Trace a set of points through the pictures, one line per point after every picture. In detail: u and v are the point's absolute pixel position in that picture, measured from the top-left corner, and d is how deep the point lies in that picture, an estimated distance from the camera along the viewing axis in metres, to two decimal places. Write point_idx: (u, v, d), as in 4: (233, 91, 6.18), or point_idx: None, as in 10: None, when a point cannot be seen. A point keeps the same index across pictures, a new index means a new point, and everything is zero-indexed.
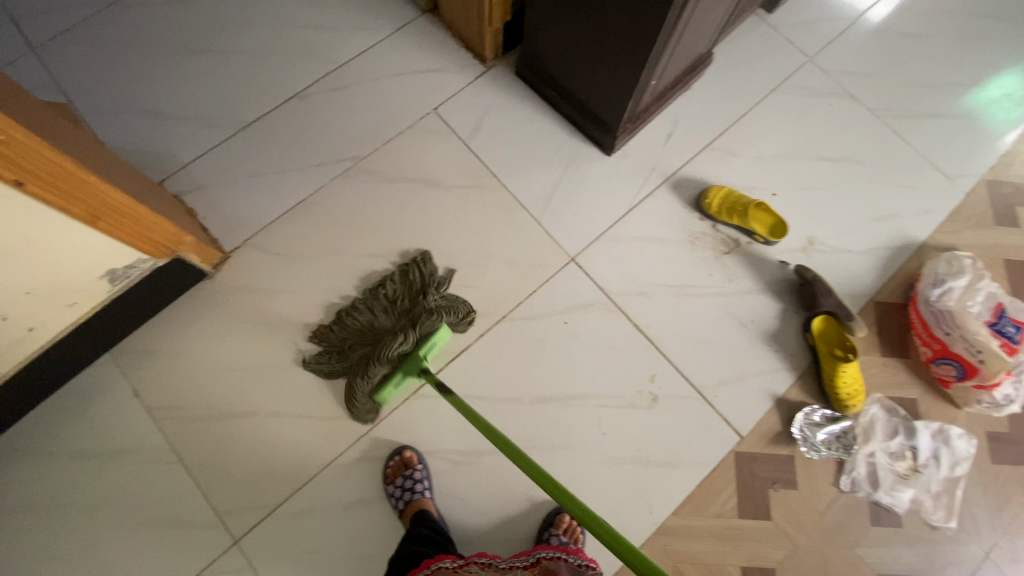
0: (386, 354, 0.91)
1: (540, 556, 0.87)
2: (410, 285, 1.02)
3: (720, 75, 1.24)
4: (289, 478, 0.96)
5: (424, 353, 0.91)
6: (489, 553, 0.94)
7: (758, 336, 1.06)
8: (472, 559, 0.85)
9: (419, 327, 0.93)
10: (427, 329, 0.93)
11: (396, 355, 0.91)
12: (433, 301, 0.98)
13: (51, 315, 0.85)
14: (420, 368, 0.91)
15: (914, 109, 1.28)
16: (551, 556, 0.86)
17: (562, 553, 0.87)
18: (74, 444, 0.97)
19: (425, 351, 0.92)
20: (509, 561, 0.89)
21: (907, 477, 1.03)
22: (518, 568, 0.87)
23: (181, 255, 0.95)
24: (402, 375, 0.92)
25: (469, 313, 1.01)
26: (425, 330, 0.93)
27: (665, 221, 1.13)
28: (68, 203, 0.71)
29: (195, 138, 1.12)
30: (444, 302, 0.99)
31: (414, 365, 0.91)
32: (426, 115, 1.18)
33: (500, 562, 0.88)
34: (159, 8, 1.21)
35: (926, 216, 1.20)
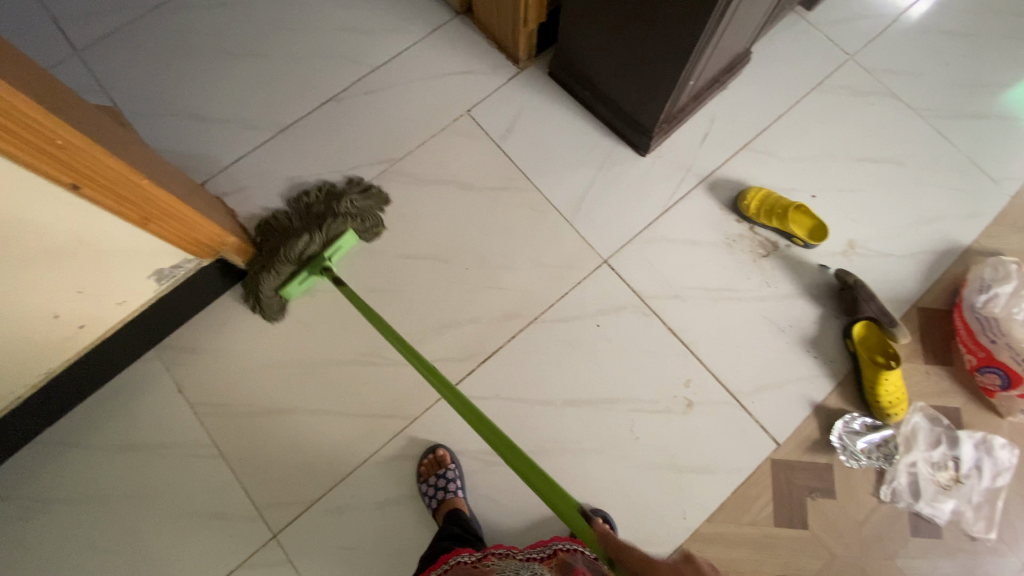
0: (291, 253, 0.95)
1: (557, 548, 0.87)
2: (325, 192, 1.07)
3: (757, 74, 1.21)
4: (325, 475, 0.98)
5: (328, 254, 0.98)
6: (506, 545, 0.94)
7: (797, 341, 1.04)
8: (489, 552, 0.86)
9: (326, 230, 0.97)
10: (334, 233, 0.98)
11: (301, 255, 0.96)
12: (345, 207, 1.01)
13: (102, 314, 0.88)
14: (322, 268, 0.97)
15: (958, 108, 1.23)
16: (568, 548, 0.85)
17: (579, 546, 0.86)
18: (122, 437, 1.00)
19: (330, 254, 0.98)
20: (526, 552, 0.89)
21: (949, 488, 1.01)
22: (535, 560, 0.86)
23: (226, 256, 0.97)
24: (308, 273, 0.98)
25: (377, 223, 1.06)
26: (332, 235, 0.98)
27: (700, 223, 1.11)
28: (120, 206, 0.73)
29: (234, 140, 1.15)
30: (357, 209, 1.03)
31: (318, 263, 0.97)
32: (459, 117, 1.18)
33: (518, 553, 0.88)
34: (198, 11, 1.23)
35: (972, 220, 1.16)
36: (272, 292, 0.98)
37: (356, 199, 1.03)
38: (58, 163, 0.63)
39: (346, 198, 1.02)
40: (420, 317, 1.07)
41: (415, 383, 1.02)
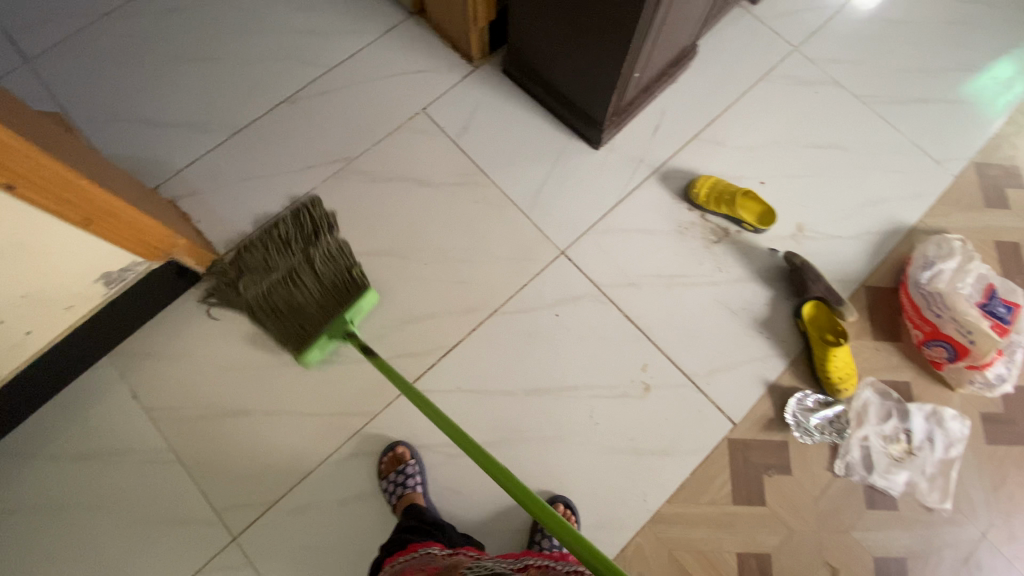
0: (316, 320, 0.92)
1: (529, 563, 0.77)
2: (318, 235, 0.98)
3: (706, 67, 1.25)
4: (285, 474, 0.97)
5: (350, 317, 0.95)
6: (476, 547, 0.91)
7: (749, 323, 1.07)
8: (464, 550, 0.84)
9: (342, 295, 0.94)
10: (346, 294, 0.95)
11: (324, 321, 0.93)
12: (337, 256, 0.96)
13: (47, 320, 0.87)
14: (346, 333, 0.94)
15: (901, 95, 1.28)
16: (540, 563, 0.77)
17: (551, 561, 0.77)
18: (77, 446, 0.98)
19: (349, 314, 0.95)
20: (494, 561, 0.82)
21: (901, 460, 1.03)
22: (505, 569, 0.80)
23: (176, 258, 0.97)
24: (328, 338, 0.95)
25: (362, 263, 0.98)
26: (347, 297, 0.95)
27: (654, 213, 1.14)
28: (60, 207, 0.72)
29: (188, 144, 1.14)
30: (343, 253, 0.97)
31: (340, 328, 0.95)
32: (415, 115, 1.19)
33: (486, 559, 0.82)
34: (150, 18, 1.23)
35: (914, 200, 1.20)
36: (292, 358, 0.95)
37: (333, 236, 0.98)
38: None
39: (325, 237, 0.98)
40: (381, 313, 1.07)
41: (375, 379, 1.02)
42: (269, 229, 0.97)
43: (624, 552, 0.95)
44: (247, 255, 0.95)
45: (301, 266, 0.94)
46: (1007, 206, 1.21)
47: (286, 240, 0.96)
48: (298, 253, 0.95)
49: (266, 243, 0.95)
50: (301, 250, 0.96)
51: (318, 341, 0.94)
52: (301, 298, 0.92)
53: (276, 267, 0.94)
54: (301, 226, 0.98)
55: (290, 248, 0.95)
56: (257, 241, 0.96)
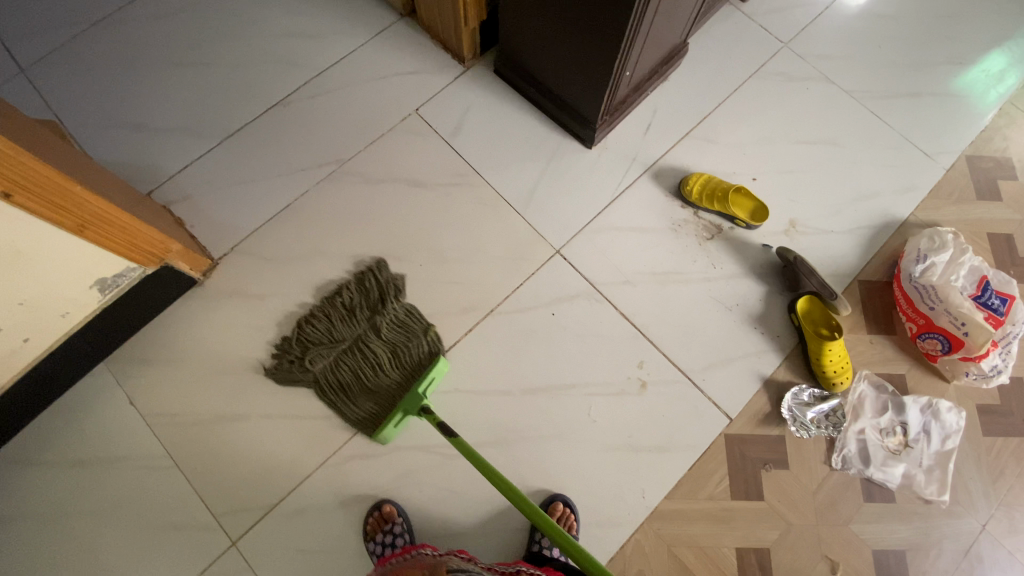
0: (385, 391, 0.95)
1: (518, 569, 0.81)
2: (378, 303, 1.05)
3: (697, 64, 1.26)
4: (284, 478, 0.97)
5: (423, 389, 0.95)
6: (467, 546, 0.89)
7: (745, 319, 1.07)
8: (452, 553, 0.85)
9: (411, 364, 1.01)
10: (413, 361, 1.01)
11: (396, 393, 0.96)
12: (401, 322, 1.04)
13: (42, 326, 0.87)
14: (421, 408, 0.93)
15: (892, 89, 1.29)
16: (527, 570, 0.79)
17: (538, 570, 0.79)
18: (75, 453, 0.98)
19: (422, 386, 0.96)
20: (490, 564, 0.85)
21: (898, 453, 1.04)
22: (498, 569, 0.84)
23: (170, 262, 0.97)
24: (402, 413, 0.95)
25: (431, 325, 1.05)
26: (415, 365, 1.01)
27: (648, 211, 1.14)
28: (55, 213, 0.73)
29: (181, 149, 1.14)
30: (408, 320, 1.05)
31: (415, 403, 0.94)
32: (408, 117, 1.19)
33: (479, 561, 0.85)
34: (142, 24, 1.23)
35: (906, 194, 1.21)
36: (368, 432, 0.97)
37: (398, 304, 1.06)
38: None
39: (391, 305, 1.05)
40: None
41: None
42: (336, 300, 1.05)
43: (623, 550, 0.95)
44: (310, 328, 1.03)
45: (367, 335, 1.02)
46: (999, 198, 1.22)
47: (351, 309, 1.04)
48: (363, 322, 1.03)
49: (334, 315, 1.04)
50: (366, 319, 1.04)
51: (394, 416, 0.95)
52: (369, 368, 1.00)
53: (343, 337, 1.02)
54: (366, 293, 1.06)
55: (355, 317, 1.04)
56: (321, 312, 1.04)
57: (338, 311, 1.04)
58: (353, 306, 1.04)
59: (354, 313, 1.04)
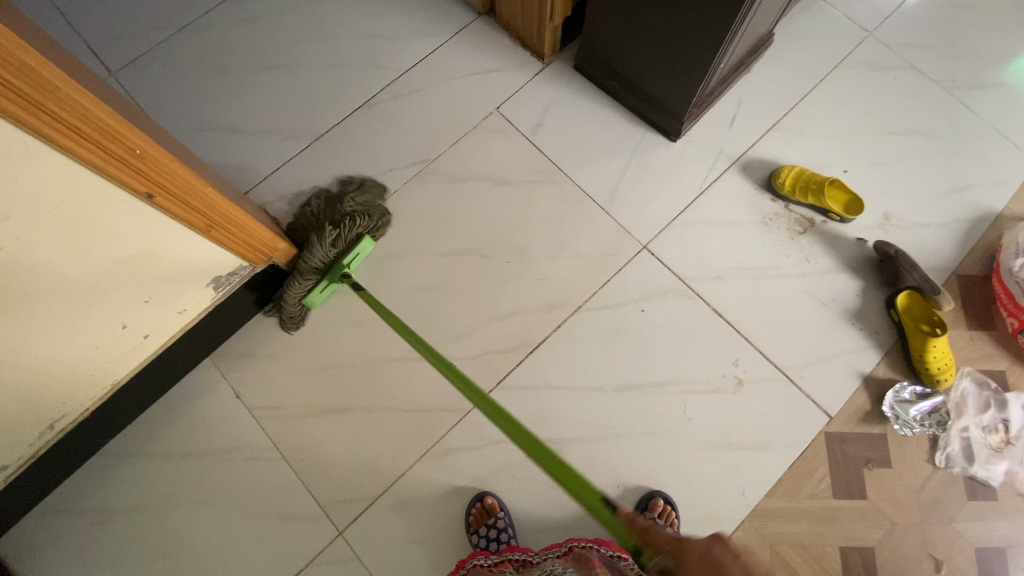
0: (310, 263, 0.97)
1: (572, 546, 0.93)
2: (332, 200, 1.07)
3: (780, 56, 1.23)
4: (387, 469, 0.99)
5: (347, 261, 1.00)
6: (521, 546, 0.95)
7: (841, 315, 1.05)
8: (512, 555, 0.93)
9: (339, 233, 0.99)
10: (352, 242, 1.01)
11: (320, 263, 0.98)
12: (350, 209, 1.04)
13: (163, 323, 0.90)
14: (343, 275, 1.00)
15: (981, 78, 1.24)
16: (583, 545, 0.92)
17: (594, 543, 0.92)
18: (185, 445, 1.02)
19: (349, 260, 1.01)
20: (542, 553, 0.94)
21: (1001, 450, 1.01)
22: (551, 559, 0.92)
23: (277, 262, 0.99)
24: (328, 282, 1.00)
25: (388, 217, 1.09)
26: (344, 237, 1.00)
27: (737, 205, 1.13)
28: (186, 213, 0.75)
29: (272, 150, 1.17)
30: (362, 209, 1.05)
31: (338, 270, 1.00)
32: (490, 115, 1.20)
33: (534, 556, 0.93)
34: (227, 27, 1.26)
35: (1001, 186, 1.17)
36: (296, 301, 1.00)
37: (356, 196, 1.08)
38: (133, 172, 0.65)
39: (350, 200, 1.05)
40: (466, 312, 1.08)
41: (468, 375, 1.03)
42: (308, 207, 1.07)
43: None
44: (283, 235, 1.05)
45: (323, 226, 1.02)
46: None
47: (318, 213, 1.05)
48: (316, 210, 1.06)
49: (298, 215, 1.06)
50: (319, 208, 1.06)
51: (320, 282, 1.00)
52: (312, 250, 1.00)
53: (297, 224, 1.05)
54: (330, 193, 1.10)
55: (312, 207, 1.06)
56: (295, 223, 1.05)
57: (305, 216, 1.05)
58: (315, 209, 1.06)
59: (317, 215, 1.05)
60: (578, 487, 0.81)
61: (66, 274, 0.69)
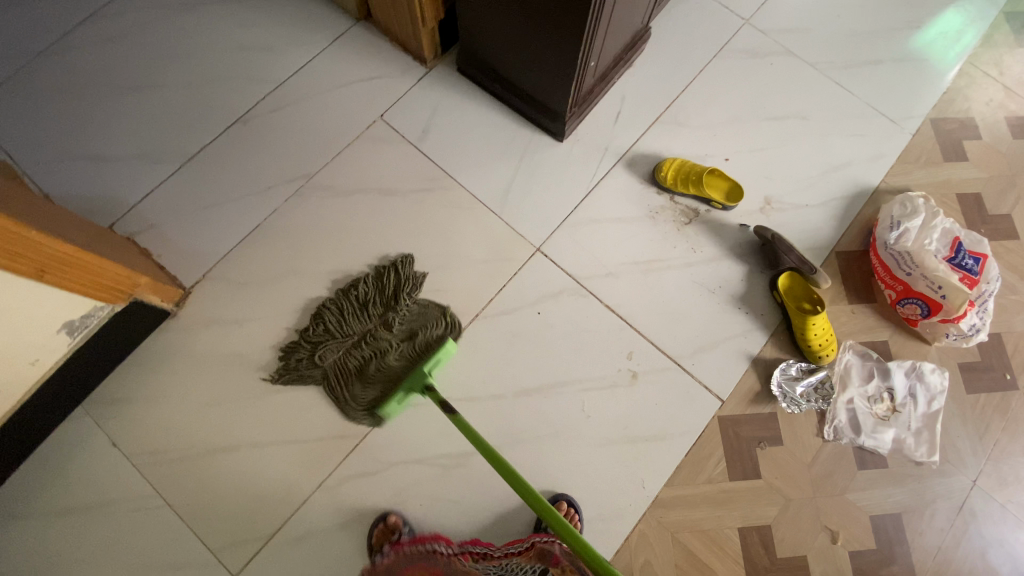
0: None
1: (534, 541, 0.92)
2: (376, 290, 1.04)
3: (661, 49, 1.25)
4: (282, 502, 0.96)
5: (428, 369, 0.95)
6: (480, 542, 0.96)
7: (729, 300, 1.08)
8: (474, 547, 0.94)
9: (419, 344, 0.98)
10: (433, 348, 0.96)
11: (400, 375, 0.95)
12: (405, 308, 1.03)
13: (11, 377, 0.83)
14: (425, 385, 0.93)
15: (854, 58, 1.29)
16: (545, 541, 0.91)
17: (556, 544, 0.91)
18: (60, 501, 0.95)
19: (430, 366, 0.96)
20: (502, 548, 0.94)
21: (887, 418, 1.05)
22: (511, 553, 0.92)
23: (139, 296, 0.94)
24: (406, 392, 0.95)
25: (448, 309, 1.06)
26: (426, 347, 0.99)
27: (625, 200, 1.14)
28: (11, 262, 0.70)
29: (141, 177, 1.10)
30: (415, 309, 1.04)
31: (420, 380, 0.94)
32: (373, 124, 1.17)
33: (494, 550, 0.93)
34: (86, 49, 1.18)
35: (876, 161, 1.21)
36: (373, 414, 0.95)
37: (410, 295, 1.05)
38: None
39: (402, 297, 1.04)
40: None
41: None
42: (348, 300, 1.03)
43: (628, 541, 0.95)
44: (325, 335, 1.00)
45: (377, 328, 1.01)
46: (964, 157, 1.24)
47: (363, 304, 1.03)
48: (375, 316, 1.02)
49: (339, 306, 1.02)
50: (378, 314, 1.02)
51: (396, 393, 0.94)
52: (377, 356, 0.98)
53: (352, 331, 1.01)
54: (381, 287, 1.05)
55: (368, 312, 1.02)
56: (338, 316, 1.02)
57: (346, 298, 1.03)
58: (362, 294, 1.03)
59: (363, 305, 1.03)
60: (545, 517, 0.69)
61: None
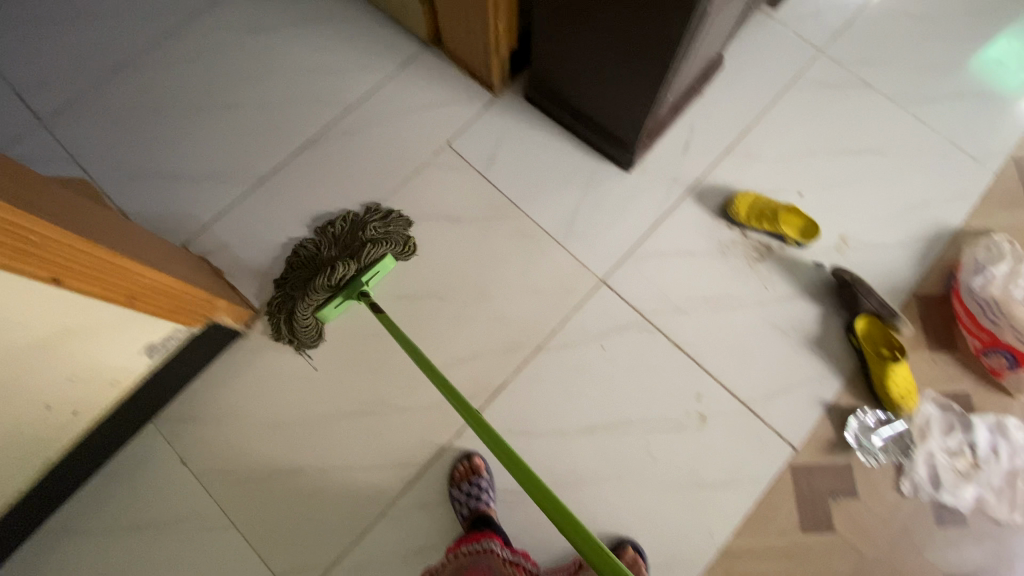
0: (325, 281, 0.94)
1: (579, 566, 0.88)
2: (351, 223, 1.04)
3: (731, 79, 1.23)
4: (343, 530, 0.96)
5: (366, 278, 0.97)
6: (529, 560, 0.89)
7: (802, 342, 1.04)
8: (524, 560, 0.87)
9: (362, 258, 0.97)
10: (372, 260, 0.98)
11: (337, 282, 0.95)
12: (370, 234, 1.00)
13: (92, 397, 0.85)
14: (361, 292, 0.96)
15: (932, 92, 1.24)
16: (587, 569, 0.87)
17: None
18: (129, 518, 0.97)
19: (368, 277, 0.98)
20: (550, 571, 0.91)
21: (967, 474, 1.00)
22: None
23: (216, 319, 0.95)
24: (344, 297, 0.97)
25: (413, 242, 1.04)
26: (369, 261, 0.98)
27: (694, 233, 1.11)
28: (102, 290, 0.70)
29: (213, 196, 1.12)
30: (381, 234, 1.01)
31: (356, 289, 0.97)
32: (440, 150, 1.17)
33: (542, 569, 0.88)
34: (162, 67, 1.21)
35: (957, 201, 1.16)
36: (309, 316, 0.96)
37: (377, 223, 1.03)
38: (31, 260, 0.59)
39: (369, 225, 1.02)
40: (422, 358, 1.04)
41: (425, 424, 1.00)
42: (324, 231, 1.03)
43: None
44: (295, 258, 1.02)
45: (340, 254, 0.99)
46: None
47: (337, 236, 1.02)
48: (343, 244, 1.01)
49: (316, 235, 1.03)
50: (346, 242, 1.01)
51: (334, 297, 0.97)
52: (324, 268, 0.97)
53: (320, 258, 1.00)
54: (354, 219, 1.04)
55: (337, 240, 1.01)
56: (311, 244, 1.02)
57: (323, 235, 1.02)
58: (336, 229, 1.03)
59: (337, 237, 1.02)
60: (576, 539, 0.58)
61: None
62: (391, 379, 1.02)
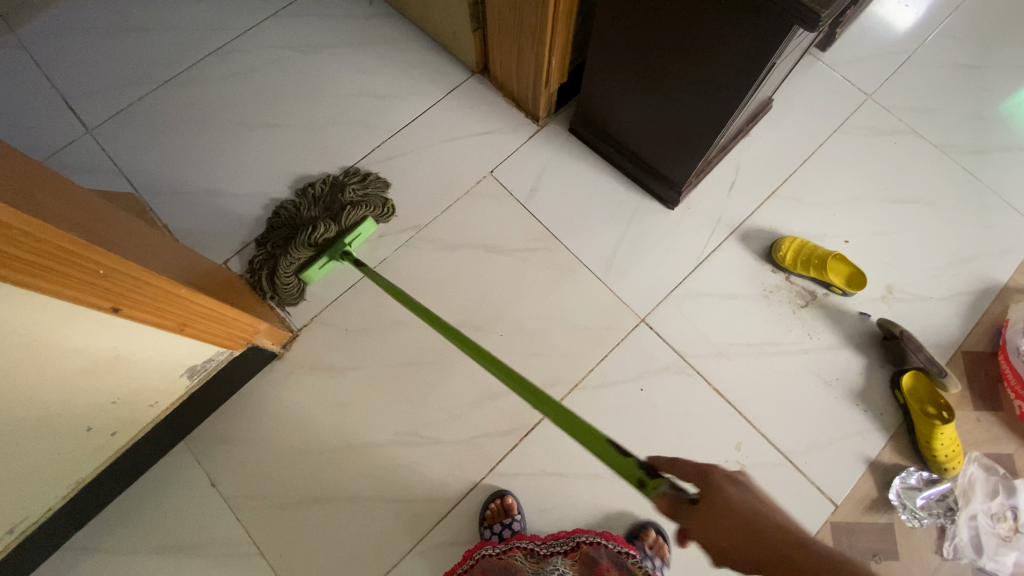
0: (308, 239, 0.98)
1: (580, 541, 0.92)
2: (331, 185, 1.09)
3: (778, 120, 1.22)
4: (371, 563, 0.94)
5: (348, 240, 1.01)
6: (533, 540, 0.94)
7: (845, 395, 1.03)
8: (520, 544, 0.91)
9: (342, 220, 1.01)
10: (352, 223, 1.03)
11: (319, 240, 0.99)
12: (349, 197, 1.05)
13: (133, 417, 0.84)
14: (343, 252, 1.01)
15: (983, 143, 1.22)
16: (590, 541, 0.92)
17: (601, 539, 0.91)
18: (157, 539, 0.95)
19: (349, 239, 1.03)
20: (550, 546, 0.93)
21: (1009, 539, 0.97)
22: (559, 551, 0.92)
23: (256, 342, 0.94)
24: (328, 258, 1.01)
25: (391, 204, 1.09)
26: (351, 223, 1.02)
27: (737, 276, 1.10)
28: (158, 318, 0.69)
29: (256, 215, 1.12)
30: (360, 197, 1.06)
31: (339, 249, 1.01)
32: (483, 179, 1.16)
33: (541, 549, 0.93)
34: (211, 82, 1.21)
35: (1006, 256, 1.14)
36: (291, 274, 0.99)
37: (356, 186, 1.08)
38: (98, 291, 0.59)
39: (347, 188, 1.07)
40: (458, 390, 1.02)
41: (459, 460, 0.99)
42: (304, 193, 1.08)
43: None
44: (276, 218, 1.06)
45: (322, 214, 1.04)
46: None
47: (317, 197, 1.07)
48: (323, 205, 1.05)
49: (297, 196, 1.08)
50: (325, 204, 1.06)
51: (317, 257, 1.00)
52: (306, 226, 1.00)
53: (302, 219, 1.04)
54: (332, 182, 1.09)
55: (316, 202, 1.06)
56: (291, 204, 1.07)
57: (303, 197, 1.08)
58: (316, 191, 1.08)
59: (317, 199, 1.07)
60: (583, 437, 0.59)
61: (9, 403, 0.61)
62: (427, 411, 1.01)
